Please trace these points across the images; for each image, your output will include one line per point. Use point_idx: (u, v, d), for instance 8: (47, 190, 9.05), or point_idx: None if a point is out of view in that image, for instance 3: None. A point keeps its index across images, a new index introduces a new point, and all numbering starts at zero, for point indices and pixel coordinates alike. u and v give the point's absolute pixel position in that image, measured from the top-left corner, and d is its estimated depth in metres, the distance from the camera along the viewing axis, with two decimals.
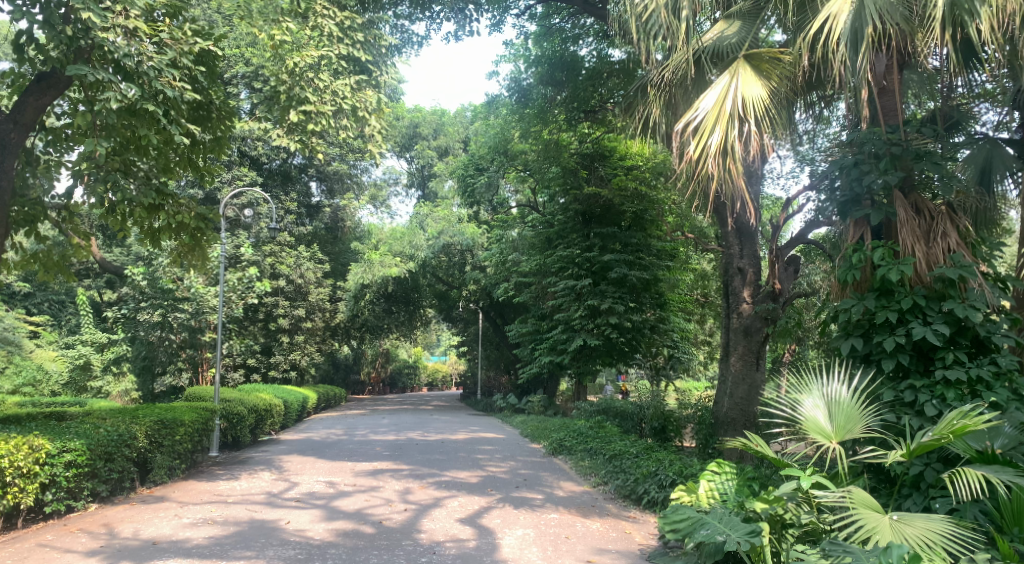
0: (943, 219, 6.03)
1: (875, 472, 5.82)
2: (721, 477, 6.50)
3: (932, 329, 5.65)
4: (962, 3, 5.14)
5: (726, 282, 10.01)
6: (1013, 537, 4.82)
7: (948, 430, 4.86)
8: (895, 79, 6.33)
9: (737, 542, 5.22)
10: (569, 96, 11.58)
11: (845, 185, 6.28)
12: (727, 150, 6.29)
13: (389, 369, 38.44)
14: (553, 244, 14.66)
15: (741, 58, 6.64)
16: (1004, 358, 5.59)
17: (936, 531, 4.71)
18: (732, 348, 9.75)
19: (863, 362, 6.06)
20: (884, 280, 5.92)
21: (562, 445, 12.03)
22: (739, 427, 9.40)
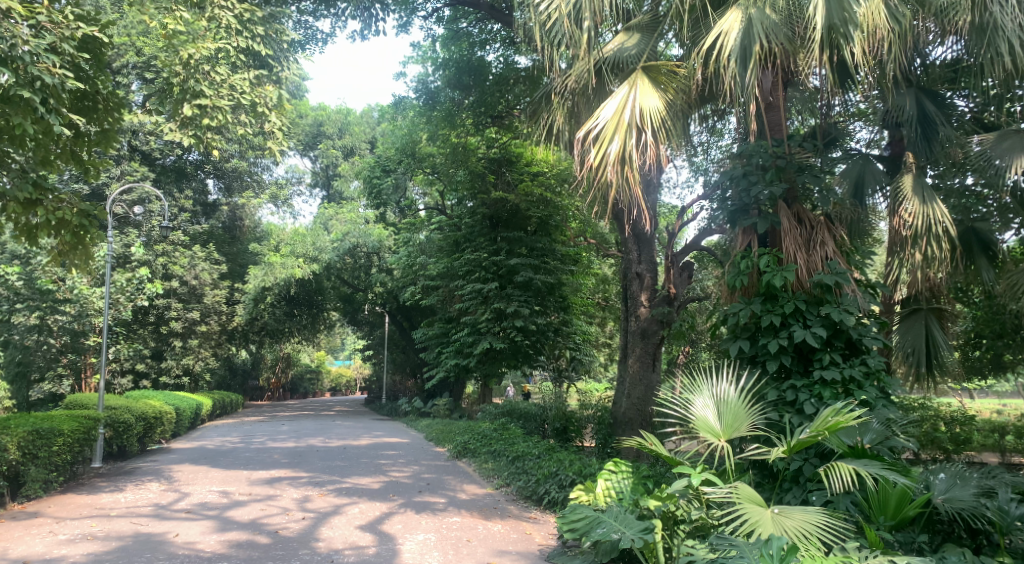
0: (822, 228, 6.41)
1: (759, 468, 6.14)
2: (618, 476, 6.66)
3: (812, 331, 6.01)
4: (838, 28, 5.42)
5: (625, 286, 10.31)
6: (879, 526, 5.17)
7: (824, 427, 5.15)
8: (780, 95, 6.68)
9: (632, 539, 5.43)
10: (477, 100, 11.63)
11: (735, 195, 6.60)
12: (624, 158, 6.48)
13: (290, 374, 37.32)
14: (460, 247, 14.67)
15: (640, 69, 6.85)
16: (873, 359, 6.03)
17: (812, 522, 4.98)
18: (630, 350, 10.07)
19: (750, 362, 6.39)
20: (769, 285, 6.25)
21: (466, 448, 12.02)
22: (636, 427, 9.71)
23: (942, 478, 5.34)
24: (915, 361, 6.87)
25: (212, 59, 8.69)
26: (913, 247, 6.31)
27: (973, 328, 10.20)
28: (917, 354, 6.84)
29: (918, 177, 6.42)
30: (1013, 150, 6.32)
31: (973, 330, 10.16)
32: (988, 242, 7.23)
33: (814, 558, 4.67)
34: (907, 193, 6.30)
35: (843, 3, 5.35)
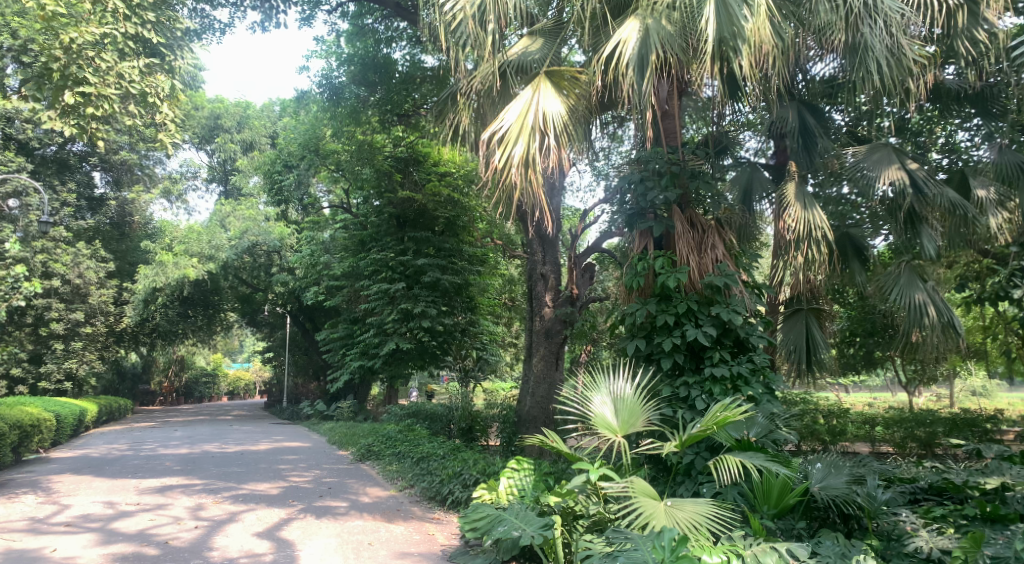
0: (713, 232, 6.72)
1: (654, 462, 6.35)
2: (520, 473, 6.73)
3: (703, 330, 6.28)
4: (729, 41, 5.70)
5: (530, 287, 10.45)
6: (763, 515, 5.44)
7: (713, 422, 5.40)
8: (675, 104, 6.94)
9: (532, 536, 5.51)
10: (383, 98, 11.40)
11: (632, 199, 6.81)
12: (528, 161, 6.56)
13: (184, 378, 35.64)
14: (366, 246, 14.42)
15: (542, 75, 6.94)
16: (759, 356, 6.37)
17: (702, 513, 5.18)
18: (535, 350, 10.20)
19: (646, 361, 6.60)
20: (663, 286, 6.50)
21: (370, 451, 11.82)
22: (540, 424, 9.82)
23: (819, 468, 5.65)
24: (797, 358, 7.28)
25: (96, 45, 8.15)
26: (795, 250, 6.71)
27: (847, 326, 10.91)
28: (799, 351, 7.26)
29: (799, 185, 6.83)
30: (881, 162, 6.82)
31: (848, 329, 10.87)
32: (861, 247, 7.76)
33: (703, 548, 4.87)
34: (789, 200, 6.70)
35: (732, 18, 5.61)
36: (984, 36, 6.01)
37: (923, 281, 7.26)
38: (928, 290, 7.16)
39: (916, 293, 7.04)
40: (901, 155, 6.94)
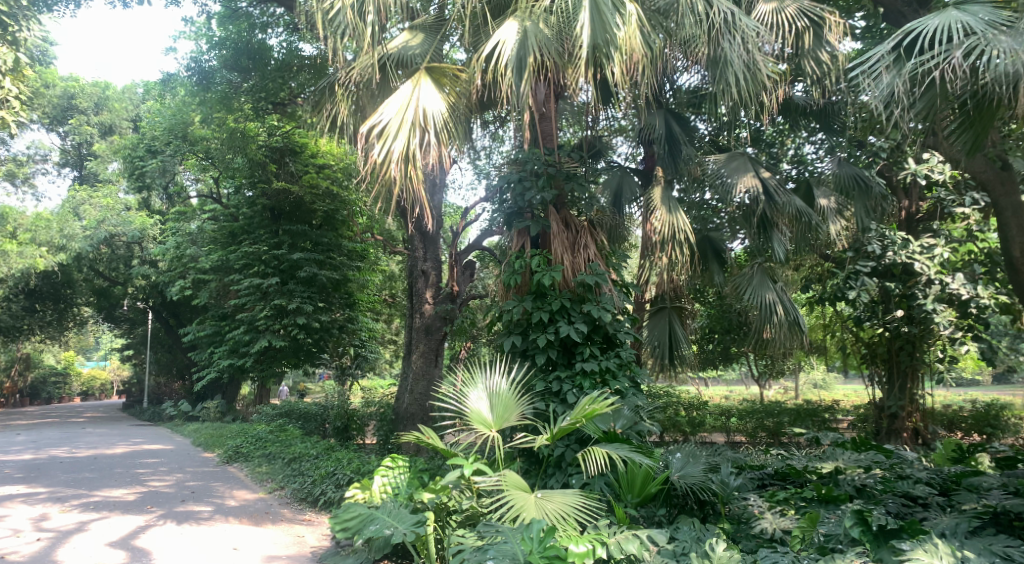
0: (586, 233, 6.92)
1: (527, 456, 6.49)
2: (395, 471, 6.64)
3: (575, 327, 6.48)
4: (601, 48, 5.88)
5: (411, 284, 10.38)
6: (627, 504, 5.69)
7: (581, 414, 5.56)
8: (552, 107, 7.11)
9: (404, 534, 5.44)
10: (256, 84, 10.94)
11: (511, 199, 6.93)
12: (408, 157, 6.49)
13: (28, 379, 32.65)
14: (238, 239, 13.80)
15: (424, 70, 6.88)
16: (626, 351, 6.67)
17: (570, 504, 5.34)
18: (414, 347, 10.15)
19: (521, 356, 6.72)
20: (539, 284, 6.62)
21: (238, 452, 11.32)
22: (417, 421, 9.78)
23: (679, 458, 6.00)
24: (661, 353, 7.69)
25: None
26: (661, 251, 7.05)
27: (707, 323, 11.58)
28: (662, 347, 7.69)
29: (665, 190, 7.19)
30: (738, 170, 7.32)
31: (707, 326, 11.54)
32: (720, 249, 8.30)
33: (570, 537, 5.01)
34: (656, 203, 7.03)
35: (605, 25, 5.81)
36: (828, 58, 6.59)
37: (773, 282, 7.82)
38: (777, 291, 7.73)
39: (766, 293, 7.60)
40: (756, 165, 7.49)
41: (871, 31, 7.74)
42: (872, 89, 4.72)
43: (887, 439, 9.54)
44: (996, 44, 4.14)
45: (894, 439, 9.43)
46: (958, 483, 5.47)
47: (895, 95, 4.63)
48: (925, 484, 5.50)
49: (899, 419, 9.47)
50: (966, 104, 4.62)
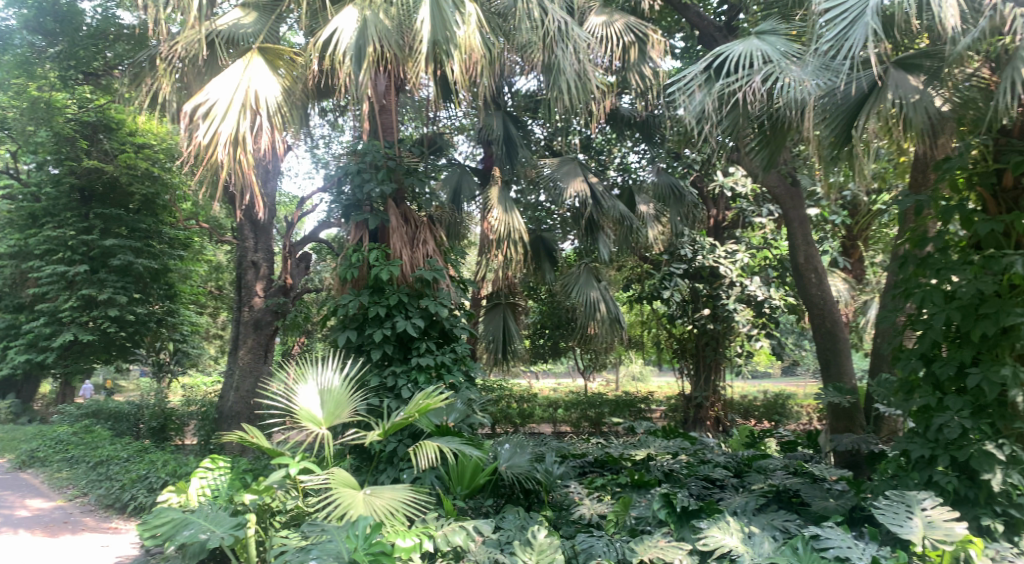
0: (425, 228, 6.92)
1: (358, 452, 6.40)
2: (215, 473, 6.23)
3: (412, 322, 6.46)
4: (441, 45, 5.90)
5: (239, 275, 9.87)
6: (457, 496, 5.74)
7: (415, 409, 5.54)
8: (392, 99, 7.00)
9: (221, 537, 5.08)
10: (64, 51, 9.94)
11: (349, 190, 6.77)
12: (237, 141, 6.11)
13: None
14: (39, 221, 12.38)
15: (257, 49, 6.49)
16: (461, 346, 6.76)
17: (399, 499, 5.28)
18: (241, 342, 9.64)
19: (355, 352, 6.61)
20: (376, 278, 6.53)
21: (33, 457, 10.17)
22: (242, 420, 9.36)
23: (507, 448, 6.12)
24: (495, 348, 7.89)
25: None
26: (497, 249, 7.22)
27: (539, 319, 12.04)
28: (497, 341, 7.88)
29: (502, 190, 7.38)
30: (570, 174, 7.64)
31: (539, 322, 11.97)
32: (552, 250, 8.73)
33: (397, 533, 4.96)
34: (493, 202, 7.18)
35: (445, 23, 5.82)
36: (650, 73, 7.09)
37: (598, 281, 8.33)
38: (600, 290, 8.26)
39: (591, 291, 8.09)
40: (585, 170, 7.87)
41: (689, 52, 8.37)
42: (687, 105, 5.12)
43: (693, 426, 10.40)
44: (788, 73, 4.61)
45: (699, 427, 10.27)
46: (749, 465, 6.09)
47: (705, 112, 5.06)
48: (723, 467, 6.06)
49: (704, 409, 10.32)
50: (763, 124, 5.15)
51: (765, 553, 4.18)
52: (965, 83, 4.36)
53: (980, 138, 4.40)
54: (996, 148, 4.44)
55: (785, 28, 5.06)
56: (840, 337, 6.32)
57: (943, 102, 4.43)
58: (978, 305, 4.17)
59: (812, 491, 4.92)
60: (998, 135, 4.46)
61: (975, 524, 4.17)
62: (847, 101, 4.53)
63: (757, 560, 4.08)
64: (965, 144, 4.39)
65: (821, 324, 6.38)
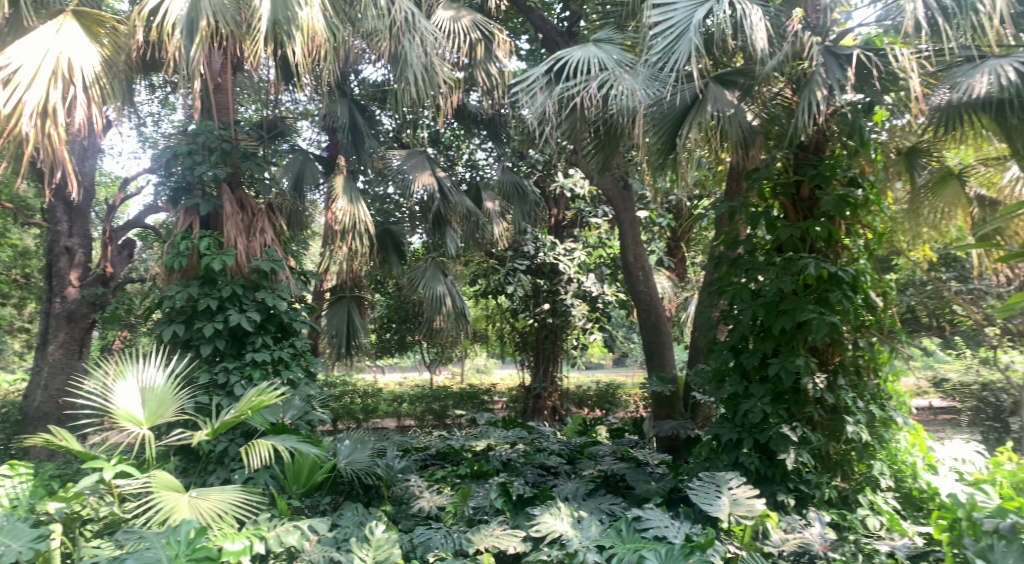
0: (263, 216, 6.59)
1: (184, 453, 5.94)
2: (15, 481, 5.59)
3: (246, 315, 6.12)
4: (282, 25, 5.62)
5: (49, 262, 8.93)
6: (292, 496, 5.50)
7: (248, 406, 5.28)
8: (228, 79, 6.60)
9: (19, 552, 4.55)
10: None
11: (178, 173, 6.32)
12: (45, 113, 5.51)
13: None
14: None
15: (71, 11, 5.89)
16: (300, 341, 6.51)
17: (228, 500, 5.01)
18: (51, 335, 8.75)
19: (183, 347, 6.20)
20: (208, 268, 6.14)
21: None
22: (50, 422, 8.42)
23: (347, 444, 5.98)
24: (338, 343, 7.69)
25: None
26: (341, 240, 7.02)
27: (385, 313, 11.90)
28: (340, 336, 7.68)
29: (348, 180, 7.19)
30: (417, 167, 7.58)
31: (385, 316, 11.83)
32: (399, 243, 8.64)
33: (225, 536, 4.71)
34: (338, 192, 6.97)
35: (287, 3, 5.57)
36: (496, 71, 7.31)
37: (444, 276, 8.40)
38: (446, 284, 8.33)
39: (438, 286, 8.11)
40: (433, 164, 7.84)
41: (534, 54, 8.63)
42: (529, 105, 5.28)
43: (531, 416, 10.73)
44: (621, 81, 4.89)
45: (537, 417, 10.63)
46: (582, 453, 6.38)
47: (546, 113, 5.23)
48: (557, 455, 6.29)
49: (542, 399, 10.68)
50: (599, 130, 5.41)
51: (593, 535, 4.39)
52: (772, 101, 4.85)
53: (783, 152, 4.88)
54: (796, 161, 4.93)
55: (620, 38, 5.34)
56: (663, 331, 6.77)
57: (753, 117, 4.90)
58: (778, 302, 4.61)
59: (636, 474, 5.24)
60: (797, 150, 4.96)
61: (772, 500, 4.61)
62: (672, 111, 4.88)
63: (586, 542, 4.27)
64: (771, 156, 4.85)
65: (647, 318, 6.81)
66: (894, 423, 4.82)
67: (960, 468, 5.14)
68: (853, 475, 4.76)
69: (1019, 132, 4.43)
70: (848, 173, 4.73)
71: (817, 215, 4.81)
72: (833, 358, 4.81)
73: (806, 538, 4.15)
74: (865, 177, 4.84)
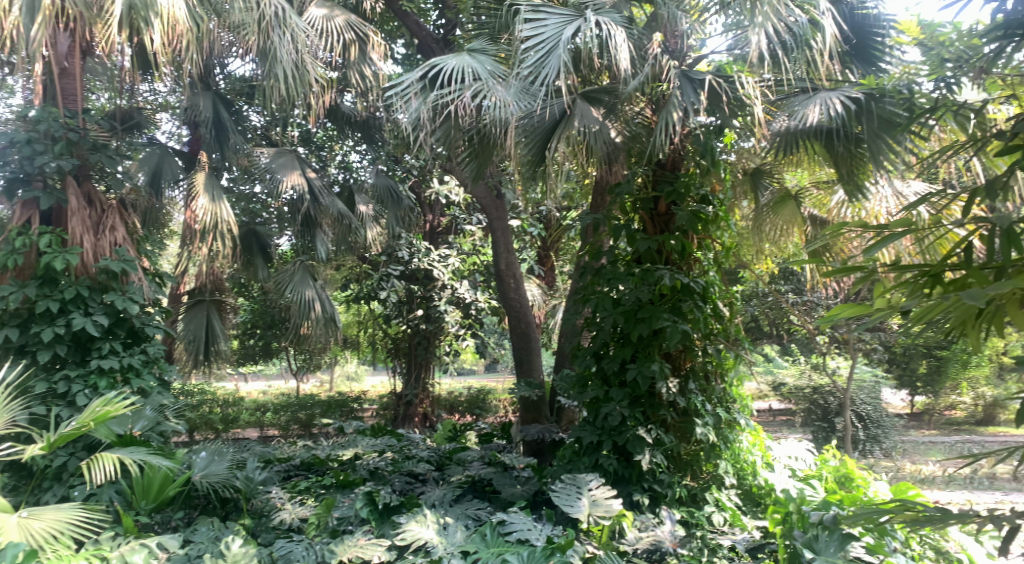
0: (113, 213, 6.14)
1: (14, 470, 5.37)
2: None
3: (92, 320, 5.67)
4: (138, 10, 5.24)
5: None
6: (140, 512, 5.15)
7: (91, 417, 4.88)
8: (76, 63, 6.10)
9: None
10: None
11: (15, 162, 5.75)
12: None
13: None
14: None
15: None
16: (152, 347, 6.10)
17: (64, 519, 4.55)
18: None
19: (17, 353, 5.65)
20: (48, 268, 5.64)
21: None
22: None
23: (203, 456, 5.66)
24: (195, 349, 7.24)
25: None
26: (201, 241, 6.67)
27: (250, 318, 11.45)
28: (198, 342, 7.25)
29: (210, 177, 6.85)
30: (286, 166, 7.29)
31: (249, 321, 11.39)
32: (266, 246, 8.31)
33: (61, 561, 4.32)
34: (198, 189, 6.62)
35: None
36: (371, 74, 7.17)
37: (313, 280, 8.18)
38: (315, 288, 8.10)
39: (306, 290, 7.87)
40: (302, 164, 7.60)
41: (409, 59, 8.59)
42: (404, 111, 5.24)
43: (401, 423, 10.67)
44: (494, 92, 4.98)
45: (407, 424, 10.60)
46: (450, 458, 6.39)
47: (421, 119, 5.23)
48: (425, 461, 6.28)
49: (413, 406, 10.64)
50: (472, 138, 5.46)
51: (457, 541, 4.41)
52: (633, 119, 5.08)
53: (643, 168, 5.13)
54: (654, 178, 5.19)
55: (494, 49, 5.43)
56: (532, 337, 6.92)
57: (617, 133, 5.11)
58: (637, 311, 4.83)
59: (502, 479, 5.33)
60: (656, 167, 5.24)
61: (628, 499, 4.83)
62: (542, 124, 5.02)
63: (450, 549, 4.28)
64: (633, 172, 5.08)
65: (516, 325, 6.93)
66: (738, 424, 5.17)
67: (792, 465, 5.58)
68: (701, 474, 5.07)
69: (844, 159, 4.89)
70: (701, 191, 5.04)
71: (673, 229, 5.09)
72: (685, 364, 5.10)
73: (658, 536, 4.38)
74: (715, 194, 5.13)
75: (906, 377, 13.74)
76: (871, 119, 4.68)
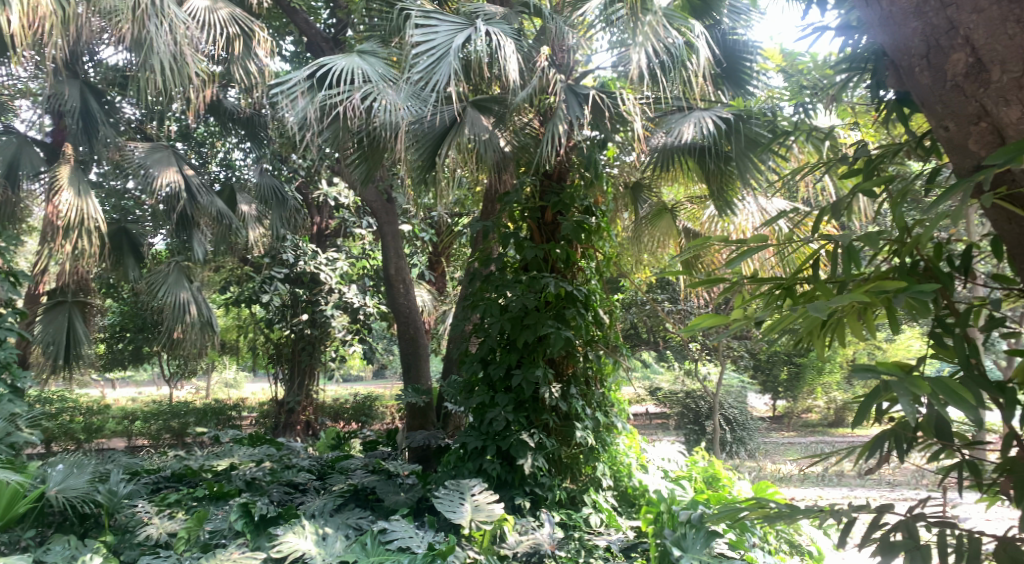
0: None
1: None
2: None
3: None
4: None
5: None
6: None
7: None
8: None
9: None
10: None
11: None
12: None
13: None
14: None
15: None
16: (3, 352, 5.60)
17: None
18: None
19: None
20: None
21: None
22: None
23: (60, 469, 5.23)
24: (55, 353, 6.71)
25: None
26: (64, 239, 6.20)
27: (118, 322, 10.80)
28: (57, 345, 6.72)
29: (75, 170, 6.38)
30: (161, 162, 6.90)
31: (118, 324, 10.75)
32: (137, 244, 7.83)
33: None
34: (62, 183, 6.17)
35: None
36: (255, 70, 6.95)
37: (188, 282, 7.80)
38: (191, 290, 7.72)
39: (181, 292, 7.48)
40: (180, 160, 7.23)
41: (298, 57, 8.36)
42: (289, 109, 5.09)
43: (282, 432, 10.35)
44: (384, 95, 4.93)
45: (288, 432, 10.31)
46: (332, 467, 6.26)
47: (307, 119, 5.10)
48: (307, 471, 6.11)
49: (295, 413, 10.35)
50: (361, 140, 5.37)
51: (336, 552, 4.29)
52: (521, 130, 5.17)
53: (531, 178, 5.22)
54: (542, 188, 5.29)
55: (384, 53, 5.39)
56: (420, 343, 6.87)
57: (505, 143, 5.18)
58: (522, 317, 4.90)
59: (385, 486, 5.26)
60: (543, 177, 5.33)
61: (510, 503, 4.89)
62: (432, 130, 5.01)
63: (329, 560, 4.16)
64: (521, 181, 5.16)
65: (405, 330, 6.87)
66: (615, 428, 5.34)
67: (665, 467, 5.82)
68: (580, 476, 5.21)
69: (715, 176, 5.20)
70: (585, 202, 5.18)
71: (558, 238, 5.20)
72: (567, 369, 5.22)
73: (537, 539, 4.42)
74: (598, 206, 5.28)
75: (769, 383, 14.76)
76: (739, 139, 4.98)
